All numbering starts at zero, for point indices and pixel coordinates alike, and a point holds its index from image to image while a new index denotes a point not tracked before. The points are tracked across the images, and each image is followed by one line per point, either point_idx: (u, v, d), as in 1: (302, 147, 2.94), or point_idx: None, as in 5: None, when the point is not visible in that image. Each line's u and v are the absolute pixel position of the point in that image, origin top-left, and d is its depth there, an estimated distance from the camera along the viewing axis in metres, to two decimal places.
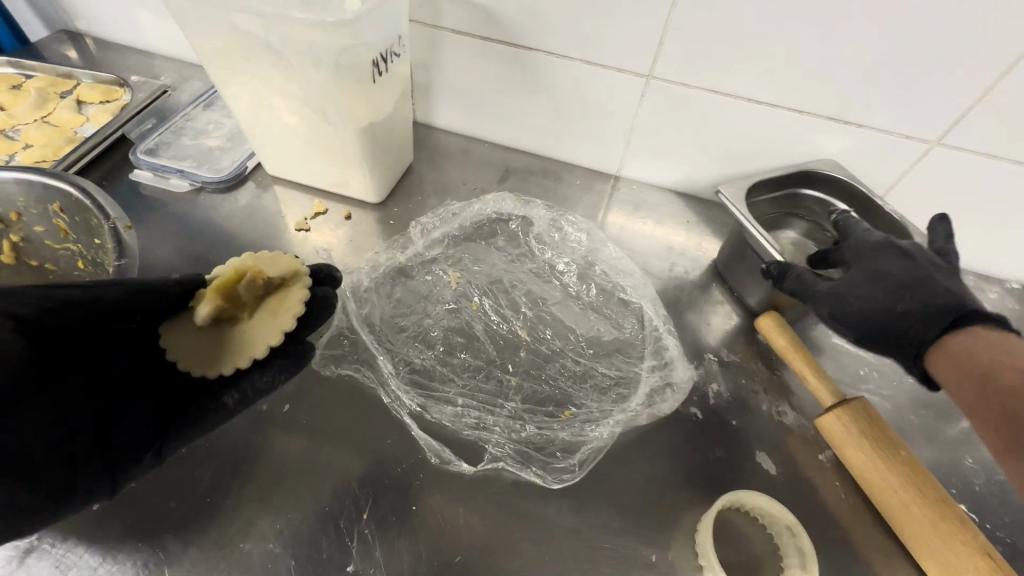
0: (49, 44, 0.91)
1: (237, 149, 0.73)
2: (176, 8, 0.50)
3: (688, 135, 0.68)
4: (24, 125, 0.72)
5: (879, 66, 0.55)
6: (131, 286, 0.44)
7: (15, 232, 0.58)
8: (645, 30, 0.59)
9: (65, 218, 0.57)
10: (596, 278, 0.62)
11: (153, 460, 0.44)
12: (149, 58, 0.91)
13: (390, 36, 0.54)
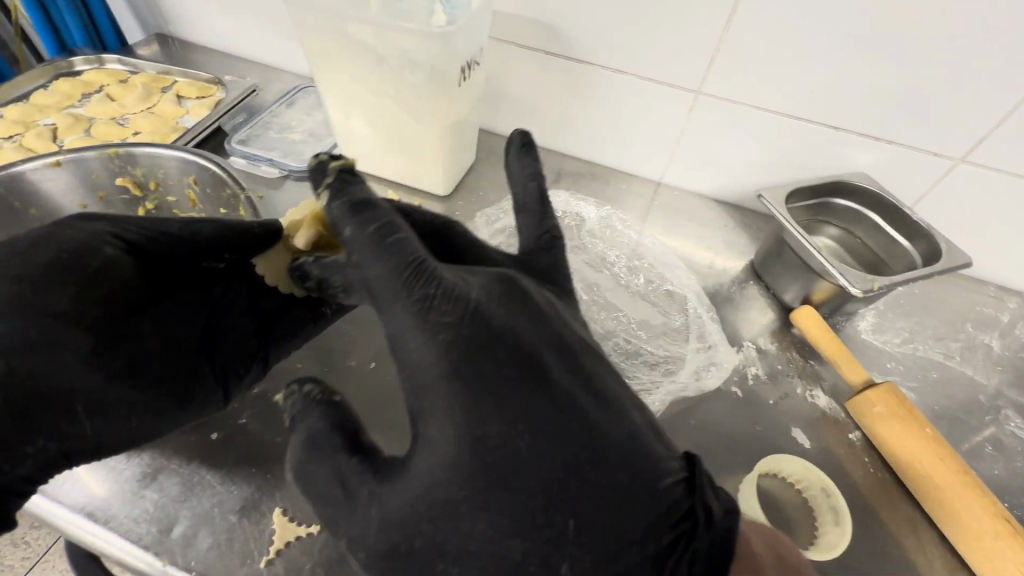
0: (144, 46, 1.01)
1: (319, 143, 0.81)
2: (299, 16, 0.59)
3: (729, 147, 0.74)
4: (132, 114, 0.81)
5: (906, 87, 0.61)
6: (222, 224, 0.51)
7: (152, 200, 0.69)
8: (697, 50, 0.66)
9: (196, 189, 0.66)
10: (644, 269, 0.67)
11: (261, 367, 0.54)
12: (234, 61, 1.00)
13: (474, 47, 0.62)
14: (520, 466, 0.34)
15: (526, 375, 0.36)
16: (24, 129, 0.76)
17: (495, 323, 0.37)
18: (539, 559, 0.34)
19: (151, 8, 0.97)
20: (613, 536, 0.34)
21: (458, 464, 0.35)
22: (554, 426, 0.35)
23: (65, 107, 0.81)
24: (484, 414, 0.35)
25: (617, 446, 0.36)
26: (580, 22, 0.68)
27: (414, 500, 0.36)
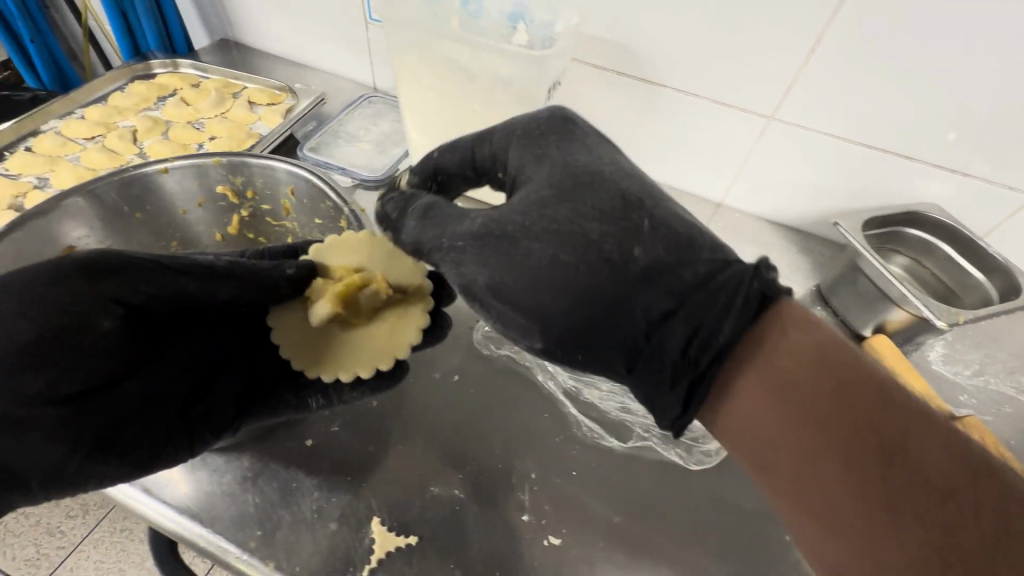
0: (210, 51, 1.03)
1: (387, 153, 0.82)
2: (398, 41, 0.66)
3: (800, 172, 0.75)
4: (207, 119, 0.83)
5: (966, 108, 0.62)
6: (245, 285, 0.48)
7: (246, 208, 0.69)
8: (775, 77, 0.67)
9: (293, 200, 0.67)
10: None
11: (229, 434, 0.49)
12: (297, 68, 1.02)
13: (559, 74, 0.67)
14: (593, 225, 0.39)
15: (612, 197, 0.40)
16: (106, 131, 0.78)
17: (565, 148, 0.45)
18: (614, 264, 0.38)
19: (220, 15, 1.00)
20: (666, 295, 0.38)
21: (562, 237, 0.39)
22: (611, 197, 0.40)
23: (142, 109, 0.83)
24: (541, 164, 0.44)
25: (681, 228, 0.40)
26: (658, 44, 0.68)
27: (508, 222, 0.40)
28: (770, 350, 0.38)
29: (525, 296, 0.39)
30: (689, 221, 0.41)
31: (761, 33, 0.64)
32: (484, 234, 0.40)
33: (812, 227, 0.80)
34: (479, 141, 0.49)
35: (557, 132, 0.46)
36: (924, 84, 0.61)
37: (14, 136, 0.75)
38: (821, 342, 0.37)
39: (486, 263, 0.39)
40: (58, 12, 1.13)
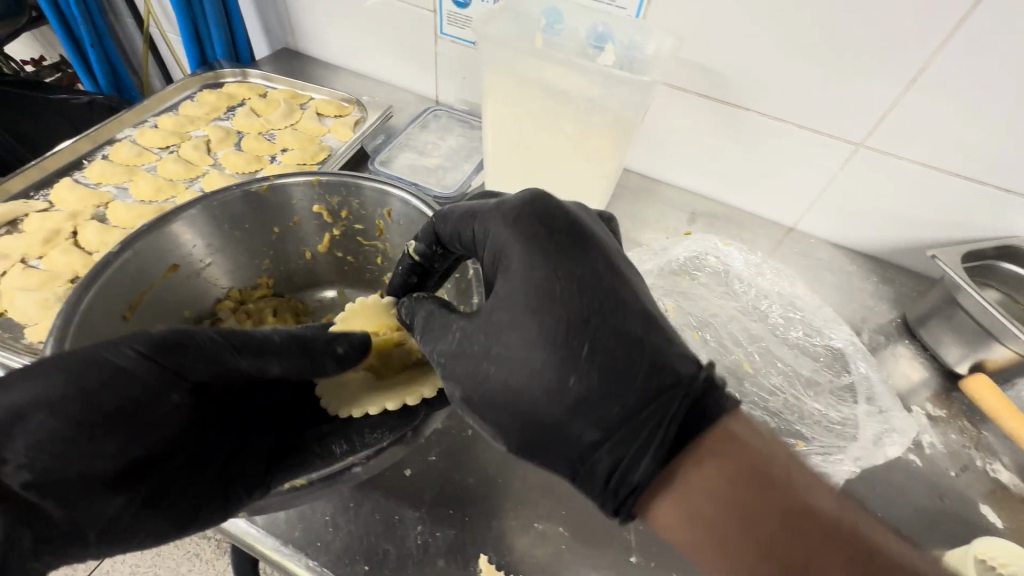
0: (269, 59, 1.03)
1: (457, 169, 0.82)
2: (491, 50, 0.62)
3: (886, 200, 0.72)
4: (277, 130, 0.82)
5: None
6: (293, 351, 0.45)
7: (338, 227, 0.65)
8: (868, 103, 0.64)
9: (389, 222, 0.62)
10: (799, 320, 0.66)
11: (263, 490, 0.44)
12: (356, 77, 1.01)
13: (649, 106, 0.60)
14: (549, 352, 0.34)
15: (558, 319, 0.34)
16: (180, 141, 0.78)
17: (540, 230, 0.37)
18: (551, 394, 0.33)
19: (282, 24, 1.00)
20: (604, 425, 0.33)
21: (515, 359, 0.35)
22: (562, 318, 0.34)
23: (212, 119, 0.83)
24: (510, 260, 0.38)
25: (638, 344, 0.33)
26: (740, 65, 0.67)
27: (475, 334, 0.38)
28: (730, 456, 0.32)
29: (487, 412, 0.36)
30: (647, 326, 0.34)
31: (856, 58, 0.62)
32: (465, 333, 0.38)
33: (891, 255, 0.78)
34: (458, 223, 0.44)
35: (527, 221, 0.37)
36: (980, 127, 0.61)
37: (91, 144, 0.74)
38: (752, 464, 0.31)
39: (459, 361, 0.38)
40: (117, 19, 1.13)
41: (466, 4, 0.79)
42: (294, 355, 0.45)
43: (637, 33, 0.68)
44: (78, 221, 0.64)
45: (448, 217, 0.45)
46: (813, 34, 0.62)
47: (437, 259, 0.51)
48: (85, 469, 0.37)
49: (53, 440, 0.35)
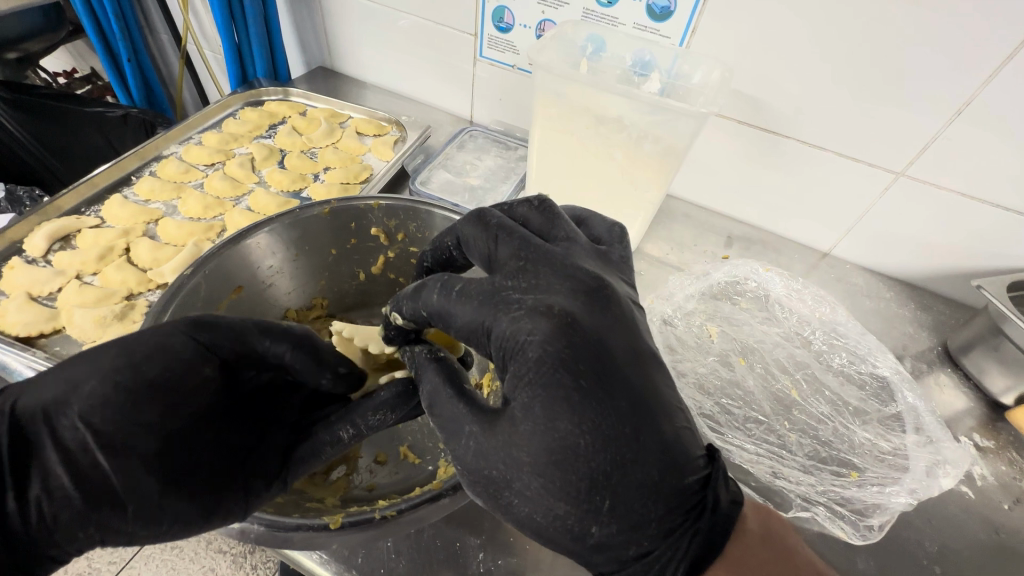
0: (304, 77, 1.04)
1: (495, 189, 0.82)
2: (542, 81, 0.65)
3: (924, 227, 0.71)
4: (319, 148, 0.84)
5: None
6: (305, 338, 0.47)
7: (393, 248, 0.65)
8: (911, 132, 0.64)
9: None
10: (843, 347, 0.66)
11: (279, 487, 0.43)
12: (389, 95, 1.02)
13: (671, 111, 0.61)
14: (576, 504, 0.32)
15: (587, 475, 0.31)
16: (225, 158, 0.80)
17: (572, 366, 0.32)
18: (573, 537, 0.32)
19: (317, 43, 0.99)
20: (622, 558, 0.33)
21: (538, 501, 0.32)
22: (595, 477, 0.31)
23: (255, 136, 0.85)
24: (533, 399, 0.32)
25: (665, 489, 0.32)
26: (786, 95, 0.67)
27: (492, 455, 0.34)
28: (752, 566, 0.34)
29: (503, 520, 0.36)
30: (674, 462, 0.33)
31: (900, 90, 0.61)
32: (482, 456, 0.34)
33: (928, 282, 0.77)
34: (469, 319, 0.36)
35: (551, 366, 0.32)
36: None
37: (139, 161, 0.76)
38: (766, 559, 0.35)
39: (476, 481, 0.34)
40: (152, 34, 1.13)
41: (509, 29, 0.78)
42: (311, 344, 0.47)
43: (680, 62, 0.68)
44: (130, 238, 0.67)
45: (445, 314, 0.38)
46: (862, 66, 0.61)
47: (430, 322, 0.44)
48: (129, 439, 0.37)
49: (103, 406, 0.36)
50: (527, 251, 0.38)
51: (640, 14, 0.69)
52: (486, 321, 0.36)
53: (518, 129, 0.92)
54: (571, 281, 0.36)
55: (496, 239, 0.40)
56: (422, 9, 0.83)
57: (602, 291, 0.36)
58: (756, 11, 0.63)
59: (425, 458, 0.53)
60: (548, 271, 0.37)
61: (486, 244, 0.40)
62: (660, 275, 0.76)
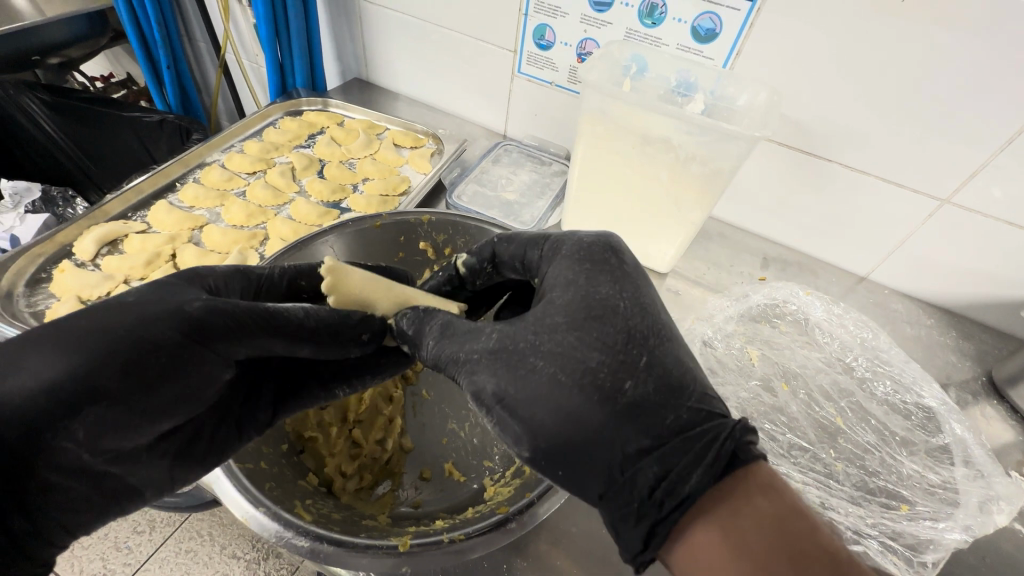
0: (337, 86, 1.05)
1: (532, 204, 0.82)
2: (587, 96, 0.65)
3: (969, 255, 0.69)
4: (358, 159, 0.88)
5: None
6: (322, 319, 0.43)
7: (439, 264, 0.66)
8: (960, 161, 0.62)
9: None
10: (887, 375, 0.65)
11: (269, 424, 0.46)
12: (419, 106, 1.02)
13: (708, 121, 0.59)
14: (579, 404, 0.34)
15: (618, 331, 0.37)
16: (266, 167, 0.83)
17: (577, 303, 0.38)
18: (603, 394, 0.34)
19: (354, 54, 0.99)
20: (616, 470, 0.33)
21: (568, 356, 0.36)
22: (594, 375, 0.34)
23: (295, 145, 0.89)
24: (566, 279, 0.41)
25: (664, 399, 0.35)
26: (832, 119, 0.66)
27: (519, 331, 0.37)
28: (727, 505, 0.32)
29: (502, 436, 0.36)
30: (677, 381, 0.36)
31: (952, 117, 0.60)
32: (489, 368, 0.36)
33: (970, 310, 0.76)
34: (530, 236, 0.47)
35: (593, 259, 0.42)
36: None
37: (184, 169, 0.79)
38: (774, 512, 0.31)
39: (483, 394, 0.36)
40: (190, 42, 1.14)
41: (549, 46, 0.78)
42: (327, 324, 0.42)
43: (724, 83, 0.68)
44: (176, 244, 0.70)
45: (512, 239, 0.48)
46: (911, 93, 0.60)
47: (477, 280, 0.52)
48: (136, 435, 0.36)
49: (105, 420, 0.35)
50: (538, 245, 0.46)
51: (684, 36, 0.68)
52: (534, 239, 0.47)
53: (552, 144, 0.91)
54: (585, 249, 0.42)
55: (514, 244, 0.48)
56: (462, 25, 0.82)
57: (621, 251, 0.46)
58: (801, 37, 0.62)
59: (469, 476, 0.53)
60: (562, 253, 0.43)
61: (506, 249, 0.48)
62: (697, 295, 0.75)
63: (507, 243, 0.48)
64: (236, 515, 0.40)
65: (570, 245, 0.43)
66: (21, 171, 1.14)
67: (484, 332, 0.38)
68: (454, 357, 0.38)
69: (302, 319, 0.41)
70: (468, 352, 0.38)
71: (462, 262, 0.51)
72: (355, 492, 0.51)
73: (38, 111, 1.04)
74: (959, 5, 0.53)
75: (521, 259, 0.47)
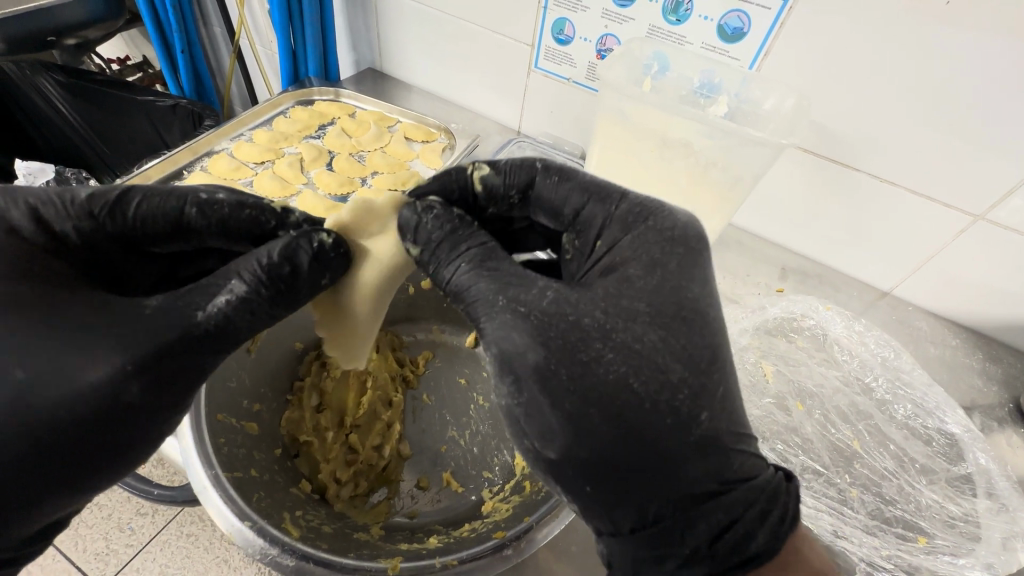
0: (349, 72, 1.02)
1: None
2: (603, 93, 0.64)
3: (1000, 274, 0.66)
4: (367, 152, 0.88)
5: None
6: (227, 315, 0.37)
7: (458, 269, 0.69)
8: (998, 176, 0.59)
9: None
10: (908, 398, 0.62)
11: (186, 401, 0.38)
12: (430, 95, 0.99)
13: (726, 133, 0.57)
14: (640, 418, 0.32)
15: (702, 345, 0.34)
16: (275, 157, 0.84)
17: (662, 296, 0.35)
18: (677, 422, 0.32)
19: (369, 43, 0.97)
20: (665, 509, 0.33)
21: (642, 358, 0.33)
22: (668, 400, 0.32)
23: (305, 135, 0.89)
24: (656, 252, 0.38)
25: (731, 442, 0.34)
26: (864, 127, 0.63)
27: (579, 304, 0.35)
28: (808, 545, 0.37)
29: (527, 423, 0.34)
30: (741, 429, 0.35)
31: (991, 128, 0.56)
32: (540, 337, 0.33)
33: (998, 332, 0.72)
34: (592, 181, 0.42)
35: (685, 245, 0.38)
36: None
37: (190, 156, 0.81)
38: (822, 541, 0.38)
39: (522, 361, 0.33)
40: (206, 26, 1.13)
41: (568, 41, 0.75)
42: (278, 296, 0.39)
43: (749, 86, 0.65)
44: None
45: (562, 176, 0.42)
46: (946, 101, 0.57)
47: (500, 203, 0.44)
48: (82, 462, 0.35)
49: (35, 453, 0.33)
50: (609, 199, 0.41)
51: (710, 34, 0.65)
52: (593, 189, 0.42)
53: (567, 143, 0.88)
54: (677, 226, 0.39)
55: (564, 186, 0.42)
56: (480, 17, 0.80)
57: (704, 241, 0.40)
58: (831, 38, 0.59)
59: (467, 486, 0.53)
60: (638, 221, 0.40)
61: (549, 185, 0.42)
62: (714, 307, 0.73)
63: (553, 177, 0.42)
64: (220, 527, 0.39)
65: (660, 217, 0.40)
66: (37, 152, 1.14)
67: (537, 287, 0.36)
68: (491, 302, 0.35)
69: (250, 302, 0.38)
70: (512, 308, 0.35)
71: (482, 177, 0.43)
72: (349, 500, 0.50)
73: (52, 90, 1.03)
74: (1002, 9, 0.49)
75: (570, 202, 0.42)
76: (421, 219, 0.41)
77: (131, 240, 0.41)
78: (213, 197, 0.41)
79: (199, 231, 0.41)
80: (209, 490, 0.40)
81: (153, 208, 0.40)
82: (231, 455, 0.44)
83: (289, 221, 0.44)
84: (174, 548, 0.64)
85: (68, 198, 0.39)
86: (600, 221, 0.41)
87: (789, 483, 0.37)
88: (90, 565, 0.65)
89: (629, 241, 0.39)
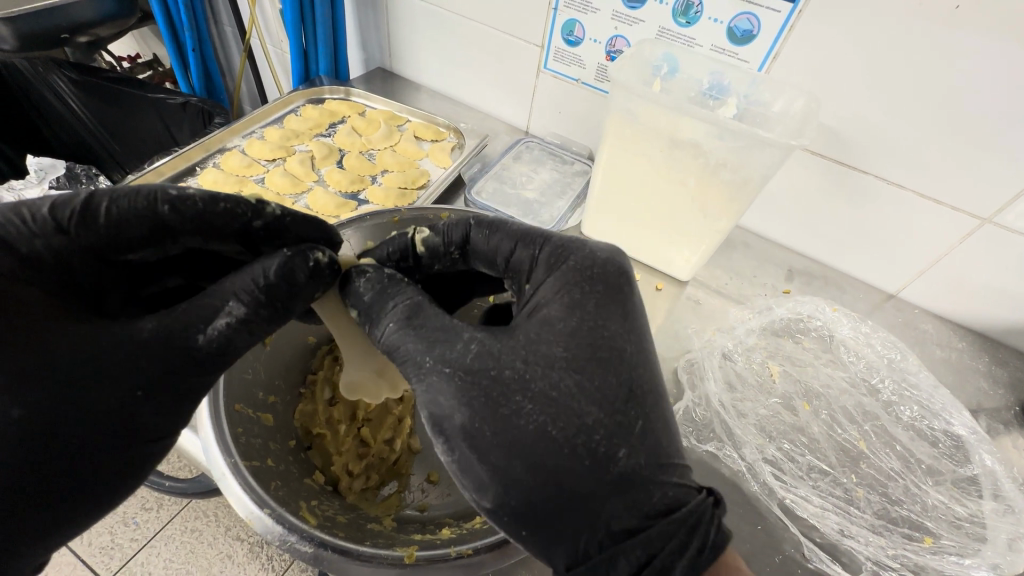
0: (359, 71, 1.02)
1: (552, 205, 0.79)
2: (612, 94, 0.64)
3: (1007, 276, 0.66)
4: (377, 150, 0.89)
5: None
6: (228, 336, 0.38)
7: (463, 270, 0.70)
8: (1005, 180, 0.59)
9: None
10: (914, 399, 0.62)
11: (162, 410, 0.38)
12: (438, 96, 0.99)
13: (735, 131, 0.57)
14: (560, 464, 0.32)
15: (620, 383, 0.36)
16: (285, 155, 0.85)
17: (578, 338, 0.37)
18: (596, 461, 0.33)
19: (378, 43, 0.97)
20: (591, 546, 0.33)
21: (562, 406, 0.34)
22: (592, 438, 0.33)
23: (315, 134, 0.90)
24: (580, 304, 0.39)
25: (652, 474, 0.34)
26: (870, 127, 0.63)
27: (502, 358, 0.35)
28: None
29: (463, 480, 0.34)
30: (667, 458, 0.36)
31: (998, 130, 0.57)
32: (462, 397, 0.34)
33: (1006, 335, 0.72)
34: (524, 228, 0.44)
35: (606, 282, 0.41)
36: None
37: (203, 152, 0.82)
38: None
39: (448, 424, 0.33)
40: (216, 25, 1.14)
41: (578, 43, 0.76)
42: (276, 315, 0.39)
43: (759, 86, 0.65)
44: None
45: (494, 228, 0.45)
46: (954, 102, 0.57)
47: (440, 260, 0.46)
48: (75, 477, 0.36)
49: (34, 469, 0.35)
50: (533, 244, 0.43)
51: (719, 37, 0.66)
52: (521, 240, 0.44)
53: (574, 143, 0.89)
54: (596, 266, 0.42)
55: (494, 236, 0.44)
56: (489, 17, 0.80)
57: (624, 284, 0.42)
58: (840, 38, 0.59)
59: None
60: (560, 263, 0.42)
61: (481, 237, 0.45)
62: (719, 306, 0.73)
63: (483, 230, 0.45)
64: (239, 513, 0.40)
65: (579, 257, 0.42)
66: (49, 149, 1.16)
67: (462, 340, 0.36)
68: (418, 361, 0.36)
69: (249, 322, 0.38)
70: (438, 367, 0.35)
71: (423, 240, 0.46)
72: (360, 492, 0.51)
73: (64, 87, 1.05)
74: (1008, 9, 0.50)
75: (501, 252, 0.44)
76: (351, 281, 0.41)
77: (105, 250, 0.40)
78: (184, 192, 0.39)
79: (176, 230, 0.40)
80: (228, 478, 0.41)
81: (122, 211, 0.39)
82: (248, 444, 0.45)
83: (263, 211, 0.42)
84: (179, 543, 0.65)
85: (29, 214, 0.38)
86: (529, 267, 0.43)
87: (716, 509, 0.35)
88: (95, 557, 0.66)
89: (553, 283, 0.41)
